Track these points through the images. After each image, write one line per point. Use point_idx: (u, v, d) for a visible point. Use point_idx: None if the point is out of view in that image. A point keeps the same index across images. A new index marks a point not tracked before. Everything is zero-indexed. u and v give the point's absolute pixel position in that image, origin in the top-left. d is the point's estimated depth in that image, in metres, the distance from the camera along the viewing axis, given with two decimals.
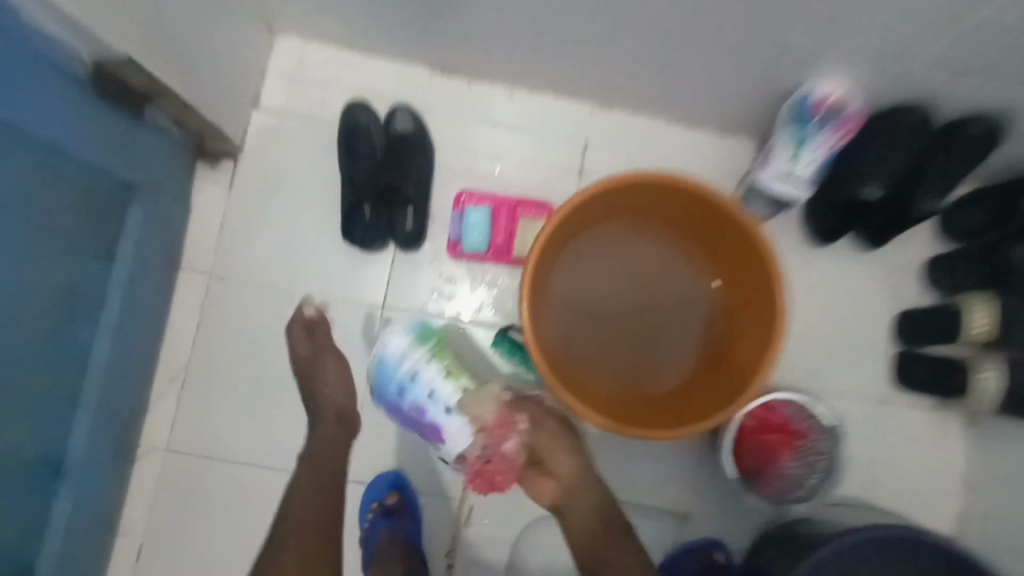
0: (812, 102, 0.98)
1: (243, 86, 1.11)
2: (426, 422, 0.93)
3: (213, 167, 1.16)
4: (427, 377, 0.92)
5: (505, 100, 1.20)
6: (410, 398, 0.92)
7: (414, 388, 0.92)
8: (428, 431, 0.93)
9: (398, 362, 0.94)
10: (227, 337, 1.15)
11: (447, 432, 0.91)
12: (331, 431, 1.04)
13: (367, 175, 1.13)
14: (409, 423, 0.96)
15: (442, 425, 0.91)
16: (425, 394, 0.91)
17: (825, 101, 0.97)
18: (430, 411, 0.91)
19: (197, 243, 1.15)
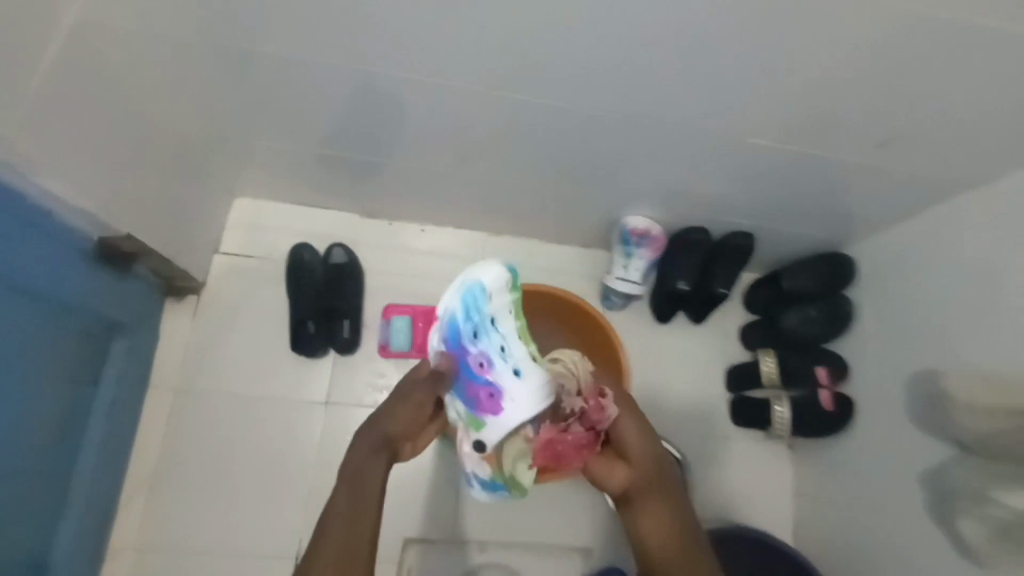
0: (629, 231, 1.41)
1: (207, 237, 1.41)
2: (485, 382, 0.97)
3: (179, 300, 1.41)
4: (502, 335, 0.99)
5: (419, 233, 1.56)
6: (480, 352, 0.98)
7: (489, 338, 0.98)
8: (484, 396, 0.96)
9: (491, 309, 1.00)
10: (192, 443, 1.35)
11: (511, 392, 0.96)
12: (364, 452, 0.93)
13: (309, 298, 1.43)
14: (464, 381, 0.98)
15: (506, 386, 0.96)
16: (498, 353, 0.98)
17: (636, 229, 1.41)
18: (496, 370, 0.97)
19: (164, 365, 1.37)
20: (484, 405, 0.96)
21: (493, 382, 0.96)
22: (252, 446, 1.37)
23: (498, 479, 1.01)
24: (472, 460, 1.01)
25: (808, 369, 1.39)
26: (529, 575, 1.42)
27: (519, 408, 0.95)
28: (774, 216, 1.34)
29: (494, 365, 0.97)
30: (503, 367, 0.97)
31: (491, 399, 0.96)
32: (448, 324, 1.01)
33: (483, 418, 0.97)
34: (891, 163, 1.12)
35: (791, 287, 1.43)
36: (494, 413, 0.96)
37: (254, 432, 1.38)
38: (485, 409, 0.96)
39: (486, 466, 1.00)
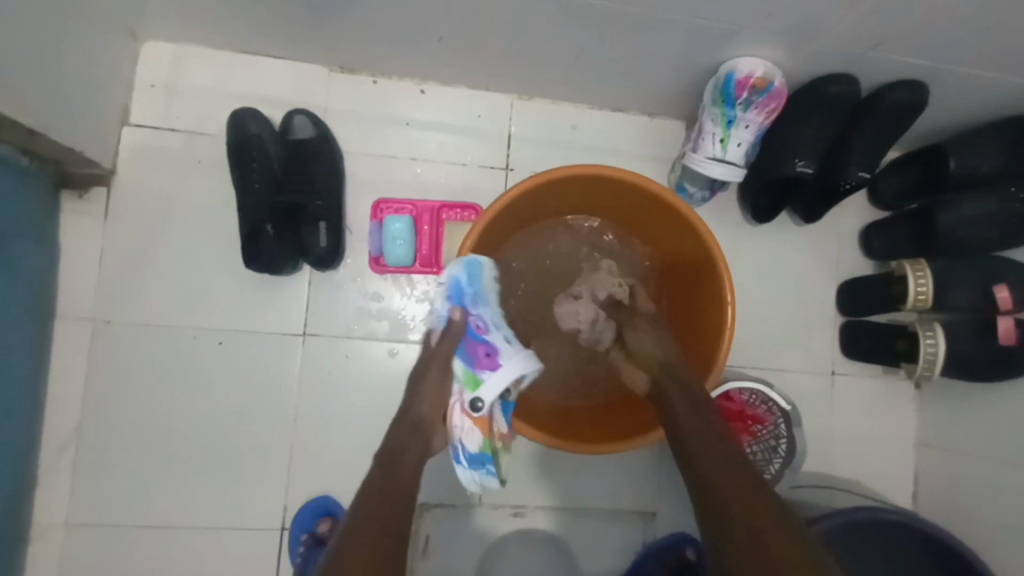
0: (735, 82, 0.92)
1: (106, 100, 0.96)
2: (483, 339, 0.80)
3: (82, 195, 1.01)
4: (495, 310, 0.86)
5: (416, 95, 1.09)
6: (476, 316, 0.82)
7: (486, 307, 0.84)
8: (480, 354, 0.79)
9: (488, 283, 0.86)
10: (126, 390, 1.00)
11: (507, 352, 0.80)
12: (397, 442, 0.73)
13: (266, 192, 1.00)
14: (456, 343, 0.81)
15: (507, 345, 0.81)
16: (493, 319, 0.83)
17: (748, 80, 0.92)
18: (493, 332, 0.82)
19: (73, 286, 1.00)
20: (480, 363, 0.79)
21: (490, 340, 0.80)
22: (206, 392, 1.02)
23: (490, 450, 0.77)
24: (464, 427, 0.76)
25: (979, 290, 0.99)
26: (577, 541, 1.13)
27: (517, 369, 0.78)
28: (978, 56, 0.84)
29: (491, 327, 0.82)
30: (498, 331, 0.82)
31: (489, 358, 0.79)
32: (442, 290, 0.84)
33: (480, 375, 0.78)
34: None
35: (958, 171, 0.98)
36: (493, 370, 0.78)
37: (206, 374, 1.02)
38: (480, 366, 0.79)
39: (479, 433, 0.76)
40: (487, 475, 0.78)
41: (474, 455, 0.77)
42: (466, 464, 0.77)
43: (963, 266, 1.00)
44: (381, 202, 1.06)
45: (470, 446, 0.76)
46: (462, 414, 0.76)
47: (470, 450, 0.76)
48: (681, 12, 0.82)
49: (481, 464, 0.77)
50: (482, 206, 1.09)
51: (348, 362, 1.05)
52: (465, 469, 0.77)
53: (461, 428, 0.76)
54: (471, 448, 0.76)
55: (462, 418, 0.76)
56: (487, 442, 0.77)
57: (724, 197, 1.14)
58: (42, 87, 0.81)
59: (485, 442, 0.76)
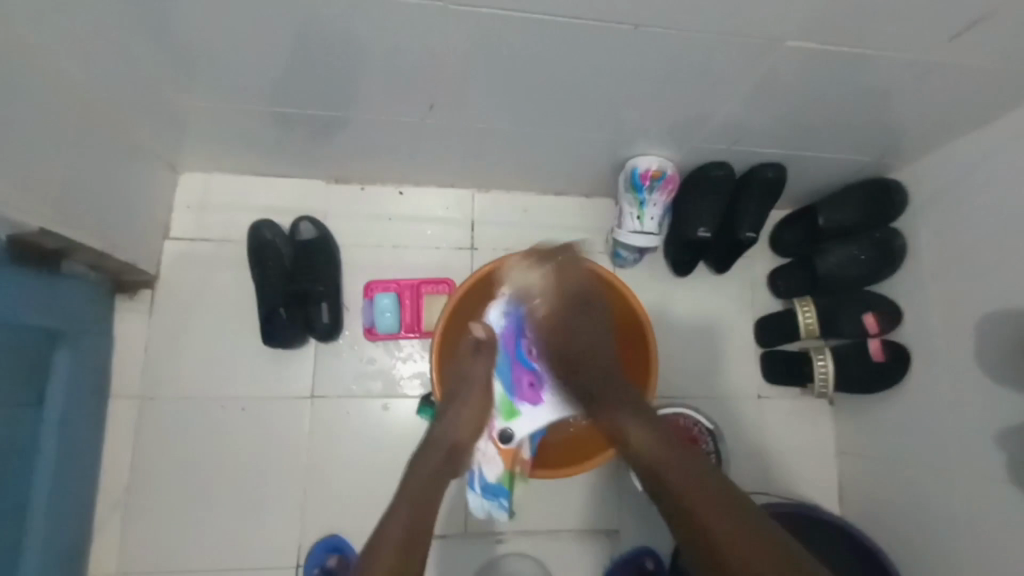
0: (640, 175, 1.19)
1: (153, 222, 1.23)
2: (530, 371, 1.13)
3: (132, 296, 1.26)
4: None
5: (396, 195, 1.37)
6: (533, 344, 1.11)
7: (543, 334, 1.10)
8: (525, 386, 1.12)
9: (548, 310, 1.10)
10: (167, 454, 1.21)
11: (547, 388, 1.12)
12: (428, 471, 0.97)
13: (279, 283, 1.25)
14: (514, 367, 1.12)
15: (545, 378, 1.14)
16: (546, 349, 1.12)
17: (649, 172, 1.19)
18: (542, 365, 1.12)
19: (124, 370, 1.23)
20: (524, 393, 1.12)
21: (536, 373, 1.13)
22: (233, 450, 1.23)
23: (503, 481, 1.10)
24: (486, 456, 1.10)
25: (854, 316, 1.22)
26: (554, 561, 1.30)
27: (550, 405, 1.12)
28: (810, 143, 1.12)
29: (541, 356, 1.13)
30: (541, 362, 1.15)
31: (531, 389, 1.12)
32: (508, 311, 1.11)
33: (518, 405, 1.11)
34: (970, 66, 0.89)
35: (827, 225, 1.25)
36: (531, 401, 1.12)
37: (233, 433, 1.23)
38: (523, 397, 1.12)
39: (498, 465, 1.10)
40: (498, 501, 1.12)
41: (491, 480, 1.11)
42: (481, 489, 1.12)
43: (841, 298, 1.26)
44: (371, 283, 1.31)
45: (489, 473, 1.10)
46: (488, 442, 1.09)
47: (488, 477, 1.10)
48: (586, 127, 1.11)
49: (493, 493, 1.11)
50: (454, 280, 1.34)
51: (349, 418, 1.26)
52: (481, 492, 1.12)
53: (485, 455, 1.09)
54: (489, 475, 1.10)
55: (489, 446, 1.09)
56: (504, 475, 1.10)
57: (651, 258, 1.40)
58: (108, 215, 1.08)
59: (503, 475, 1.10)
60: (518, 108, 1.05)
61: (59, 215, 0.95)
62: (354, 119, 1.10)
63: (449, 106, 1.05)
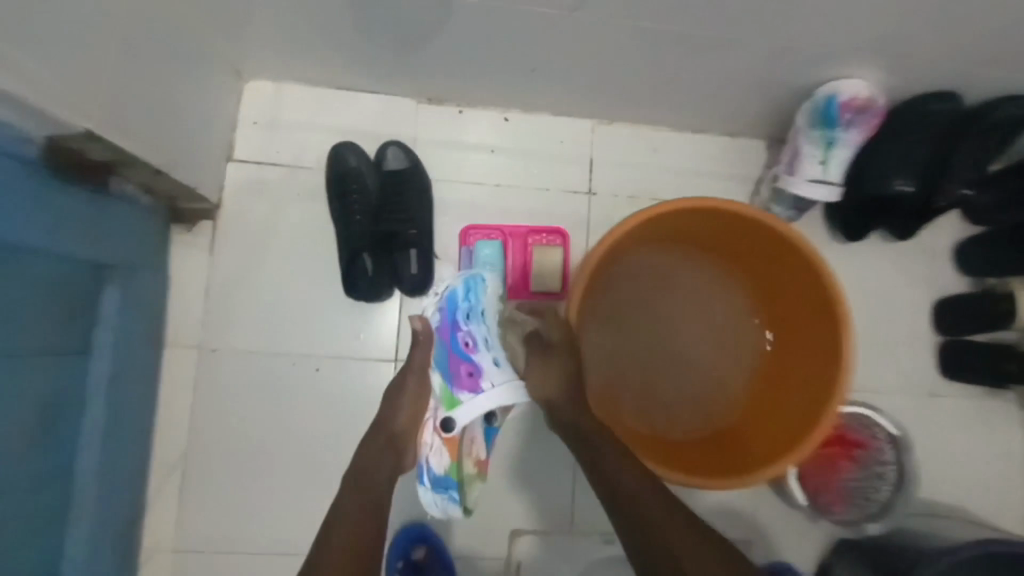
0: (839, 104, 0.90)
1: (215, 139, 1.02)
2: (465, 358, 0.84)
3: (189, 228, 1.05)
4: (490, 327, 0.88)
5: (500, 123, 1.12)
6: (468, 331, 0.86)
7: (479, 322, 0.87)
8: (463, 374, 0.83)
9: (486, 299, 0.91)
10: (229, 418, 1.04)
11: (491, 377, 0.82)
12: (377, 460, 0.72)
13: (364, 223, 1.03)
14: (450, 355, 0.85)
15: (491, 367, 0.83)
16: (484, 336, 0.86)
17: (852, 101, 0.90)
18: (480, 352, 0.84)
19: (180, 316, 1.04)
20: (462, 383, 0.83)
21: (476, 360, 0.83)
22: (304, 416, 1.05)
23: (455, 474, 0.83)
24: (432, 447, 0.82)
25: None
26: None
27: (497, 396, 0.81)
28: None
29: (480, 345, 0.84)
30: (487, 351, 0.84)
31: (470, 378, 0.83)
32: (442, 301, 0.90)
33: (458, 395, 0.82)
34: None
35: None
36: (470, 393, 0.82)
37: (304, 397, 1.05)
38: (460, 388, 0.83)
39: (446, 454, 0.82)
40: (450, 498, 0.84)
41: (436, 475, 0.83)
42: (430, 484, 0.84)
43: None
44: (468, 229, 1.08)
45: (435, 466, 0.82)
46: (432, 433, 0.82)
47: (435, 471, 0.83)
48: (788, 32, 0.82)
49: (443, 489, 0.83)
50: (567, 231, 1.10)
51: None
52: (427, 484, 0.84)
53: (431, 446, 0.82)
54: (436, 468, 0.82)
55: (433, 437, 0.82)
56: (453, 466, 0.83)
57: (810, 217, 1.12)
58: (169, 127, 0.86)
59: (453, 463, 0.82)
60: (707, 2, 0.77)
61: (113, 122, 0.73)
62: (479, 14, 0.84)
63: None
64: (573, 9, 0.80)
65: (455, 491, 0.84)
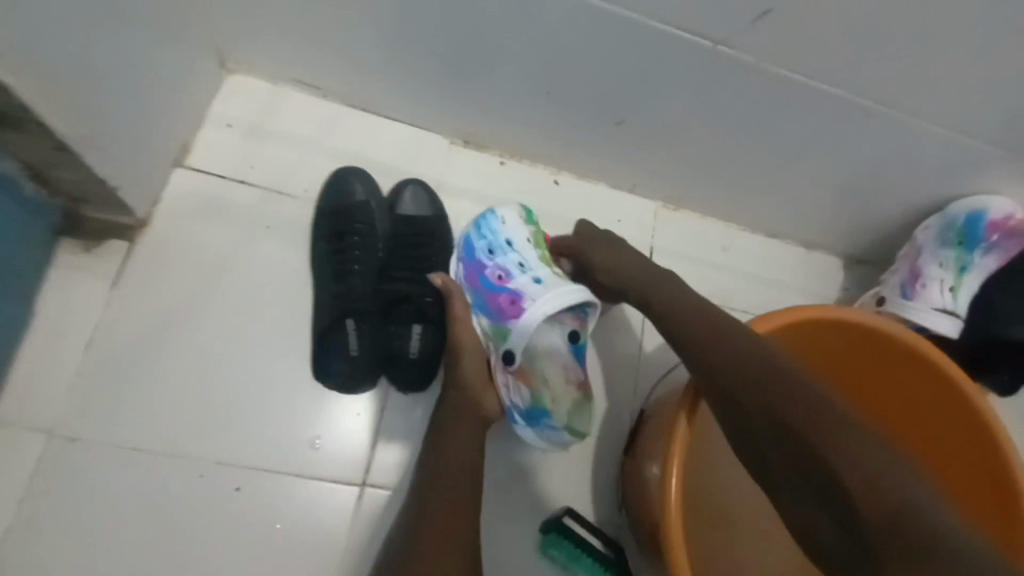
0: (982, 224, 0.76)
1: (169, 132, 0.72)
2: (501, 286, 0.71)
3: (89, 247, 0.71)
4: (522, 250, 0.74)
5: (549, 186, 0.90)
6: (496, 264, 0.73)
7: (506, 253, 0.73)
8: (504, 304, 0.71)
9: (508, 227, 0.75)
10: (73, 553, 0.63)
11: (532, 295, 0.69)
12: (453, 420, 0.65)
13: (359, 279, 0.74)
14: (485, 295, 0.72)
15: (530, 287, 0.70)
16: (516, 263, 0.72)
17: (995, 223, 0.77)
18: (514, 275, 0.71)
19: (35, 378, 0.66)
20: (506, 314, 0.70)
21: (513, 286, 0.71)
22: (198, 561, 0.65)
23: (543, 402, 0.67)
24: (506, 384, 0.67)
25: None
26: None
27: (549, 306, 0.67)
28: None
29: (513, 271, 0.72)
30: (523, 274, 0.72)
31: (514, 305, 0.70)
32: (460, 249, 0.77)
33: (507, 326, 0.70)
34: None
35: None
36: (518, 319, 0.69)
37: (205, 531, 0.66)
38: (508, 317, 0.70)
39: (523, 386, 0.67)
40: (549, 432, 0.67)
41: (523, 407, 0.66)
42: (524, 420, 0.67)
43: None
44: None
45: (520, 401, 0.67)
46: (501, 370, 0.68)
47: (522, 406, 0.67)
48: (939, 111, 0.69)
49: (538, 419, 0.66)
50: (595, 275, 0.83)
51: None
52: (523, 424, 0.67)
53: (505, 384, 0.67)
54: (521, 400, 0.67)
55: (505, 374, 0.68)
56: (537, 394, 0.67)
57: None
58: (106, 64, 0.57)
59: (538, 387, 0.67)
60: (877, 43, 0.62)
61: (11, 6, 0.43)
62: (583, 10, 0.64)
63: (771, 16, 0.61)
64: (717, 40, 0.65)
65: (555, 419, 0.67)
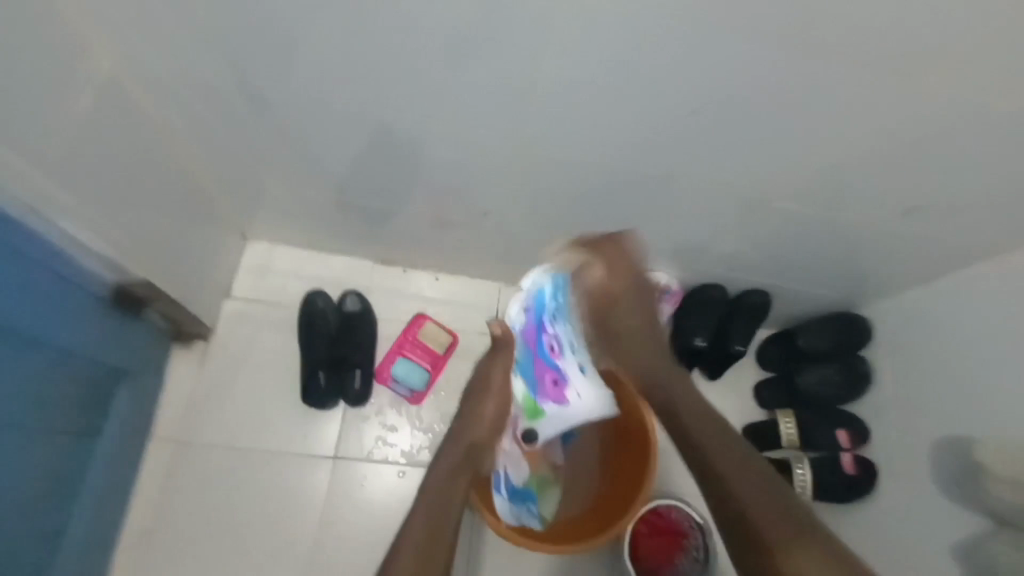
0: None
1: (220, 283, 1.40)
2: (551, 367, 1.15)
3: (186, 346, 1.39)
4: (571, 330, 1.15)
5: (433, 280, 1.54)
6: (554, 337, 1.15)
7: (563, 328, 1.14)
8: (550, 381, 1.15)
9: (563, 304, 1.13)
10: (193, 497, 1.30)
11: (575, 387, 1.15)
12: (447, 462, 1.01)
13: (323, 348, 1.40)
14: (536, 364, 1.15)
15: (570, 376, 1.15)
16: (568, 344, 1.15)
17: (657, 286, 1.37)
18: (565, 358, 1.14)
19: (167, 414, 1.34)
20: (548, 389, 1.15)
21: (561, 369, 1.14)
22: (252, 499, 1.31)
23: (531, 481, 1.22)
24: (511, 458, 1.20)
25: (829, 431, 1.36)
26: None
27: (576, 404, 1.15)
28: (792, 275, 1.33)
29: (565, 352, 1.14)
30: (571, 360, 1.15)
31: (557, 385, 1.15)
32: (529, 304, 1.16)
33: (546, 403, 1.16)
34: (959, 222, 1.06)
35: (807, 344, 1.41)
36: (555, 398, 1.15)
37: (255, 484, 1.32)
38: (549, 394, 1.15)
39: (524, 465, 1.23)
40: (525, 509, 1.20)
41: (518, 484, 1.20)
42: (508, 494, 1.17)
43: (827, 413, 1.40)
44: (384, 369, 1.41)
45: (514, 476, 1.20)
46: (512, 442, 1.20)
47: (514, 480, 1.20)
48: None
49: (522, 496, 1.20)
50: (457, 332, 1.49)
51: (364, 481, 1.35)
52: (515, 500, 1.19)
53: (511, 456, 1.20)
54: (517, 477, 1.21)
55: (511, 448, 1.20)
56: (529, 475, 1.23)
57: None
58: (184, 272, 1.22)
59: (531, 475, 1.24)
60: None
61: (157, 266, 1.11)
62: (413, 216, 1.28)
63: None
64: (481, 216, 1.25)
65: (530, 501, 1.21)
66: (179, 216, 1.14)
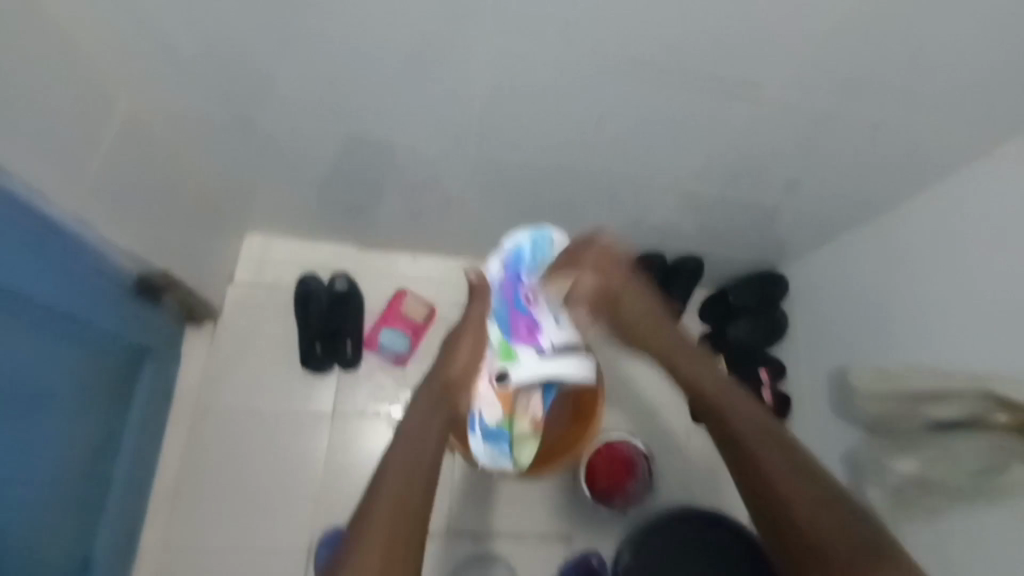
0: None
1: (224, 271, 1.60)
2: (526, 316, 1.04)
3: (197, 327, 1.60)
4: (550, 288, 1.07)
5: (410, 261, 1.75)
6: (529, 290, 1.07)
7: (539, 284, 1.07)
8: (522, 328, 1.02)
9: (541, 267, 1.09)
10: (213, 453, 1.52)
11: (547, 334, 1.02)
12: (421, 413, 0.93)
13: (317, 323, 1.61)
14: (510, 312, 1.04)
15: (546, 325, 1.03)
16: (544, 298, 1.06)
17: None
18: (539, 310, 1.05)
19: (185, 386, 1.55)
20: (520, 335, 1.02)
21: (534, 319, 1.03)
22: (264, 453, 1.54)
23: (504, 426, 1.00)
24: (486, 398, 0.99)
25: (754, 370, 1.61)
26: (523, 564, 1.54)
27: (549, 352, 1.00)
28: (717, 242, 1.56)
29: (538, 306, 1.05)
30: (546, 313, 1.05)
31: (529, 332, 1.02)
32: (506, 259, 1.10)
33: (516, 346, 1.00)
34: (838, 195, 1.28)
35: (736, 299, 1.64)
36: (528, 344, 1.01)
37: (265, 441, 1.55)
38: (520, 339, 1.01)
39: (498, 408, 0.99)
40: (498, 450, 1.02)
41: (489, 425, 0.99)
42: (480, 433, 1.00)
43: (753, 357, 1.65)
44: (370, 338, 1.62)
45: (487, 416, 0.99)
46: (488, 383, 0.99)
47: (486, 421, 0.99)
48: None
49: (494, 438, 1.00)
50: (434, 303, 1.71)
51: (360, 433, 1.58)
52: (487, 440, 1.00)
53: (485, 398, 0.99)
54: (488, 418, 0.99)
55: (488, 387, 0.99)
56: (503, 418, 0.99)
57: None
58: (194, 262, 1.42)
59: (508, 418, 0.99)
60: None
61: (173, 257, 1.31)
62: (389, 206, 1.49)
63: None
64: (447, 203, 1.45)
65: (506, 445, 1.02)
66: (189, 215, 1.34)
